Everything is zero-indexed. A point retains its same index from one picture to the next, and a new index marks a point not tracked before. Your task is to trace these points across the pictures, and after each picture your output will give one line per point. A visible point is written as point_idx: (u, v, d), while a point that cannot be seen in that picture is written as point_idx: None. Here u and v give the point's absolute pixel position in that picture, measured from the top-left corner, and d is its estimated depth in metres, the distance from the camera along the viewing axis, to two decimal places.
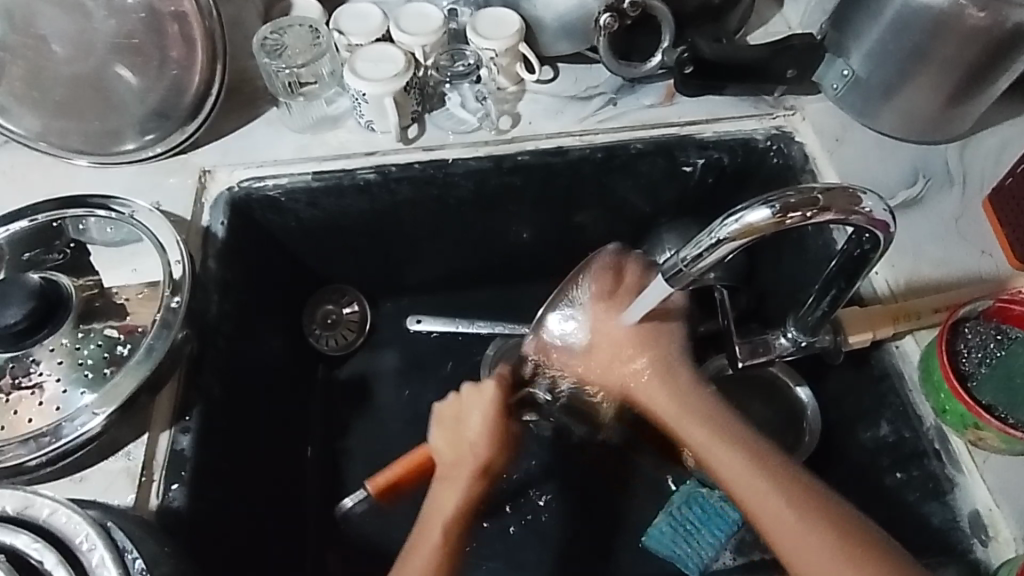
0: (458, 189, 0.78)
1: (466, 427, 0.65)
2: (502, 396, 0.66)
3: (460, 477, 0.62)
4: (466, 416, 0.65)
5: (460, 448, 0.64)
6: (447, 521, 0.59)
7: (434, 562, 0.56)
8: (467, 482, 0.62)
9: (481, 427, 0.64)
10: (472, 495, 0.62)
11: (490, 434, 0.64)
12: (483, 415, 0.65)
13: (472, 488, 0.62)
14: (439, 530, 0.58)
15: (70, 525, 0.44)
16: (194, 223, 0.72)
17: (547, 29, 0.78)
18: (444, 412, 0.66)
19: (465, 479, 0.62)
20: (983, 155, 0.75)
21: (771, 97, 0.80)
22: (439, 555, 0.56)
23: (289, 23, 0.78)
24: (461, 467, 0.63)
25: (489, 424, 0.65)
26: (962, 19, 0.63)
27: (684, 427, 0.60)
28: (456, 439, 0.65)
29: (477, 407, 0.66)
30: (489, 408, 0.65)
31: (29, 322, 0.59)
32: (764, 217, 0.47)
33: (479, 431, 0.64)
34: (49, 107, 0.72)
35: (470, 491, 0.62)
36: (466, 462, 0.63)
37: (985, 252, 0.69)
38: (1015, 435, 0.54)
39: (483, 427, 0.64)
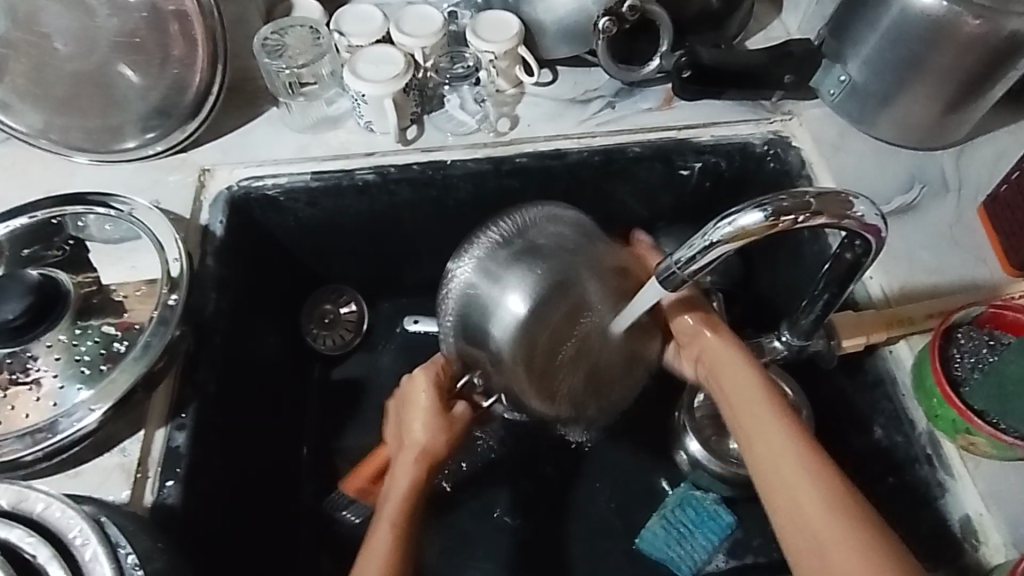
0: (456, 190, 0.78)
1: (410, 413, 0.65)
2: (436, 387, 0.64)
3: (407, 463, 0.62)
4: (407, 407, 0.65)
5: (406, 438, 0.64)
6: (396, 508, 0.59)
7: (388, 550, 0.56)
8: (411, 469, 0.62)
9: (421, 417, 0.63)
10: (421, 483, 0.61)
11: (435, 421, 0.63)
12: (421, 404, 0.64)
13: (420, 474, 0.62)
14: (389, 520, 0.58)
15: (64, 520, 0.44)
16: (193, 221, 0.72)
17: (547, 33, 0.78)
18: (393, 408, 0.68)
19: (409, 465, 0.62)
20: (979, 163, 0.75)
21: (769, 102, 0.80)
22: (392, 543, 0.56)
23: (291, 24, 0.79)
24: (407, 453, 0.63)
25: (429, 410, 0.64)
26: (958, 27, 0.63)
27: (740, 410, 0.53)
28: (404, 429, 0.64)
29: (416, 394, 0.64)
30: (428, 396, 0.64)
31: (26, 318, 0.59)
32: (757, 220, 0.47)
33: (418, 419, 0.64)
34: (50, 104, 0.73)
35: (417, 478, 0.61)
36: (411, 449, 0.63)
37: (980, 259, 0.69)
38: (1006, 440, 0.54)
39: (423, 414, 0.64)
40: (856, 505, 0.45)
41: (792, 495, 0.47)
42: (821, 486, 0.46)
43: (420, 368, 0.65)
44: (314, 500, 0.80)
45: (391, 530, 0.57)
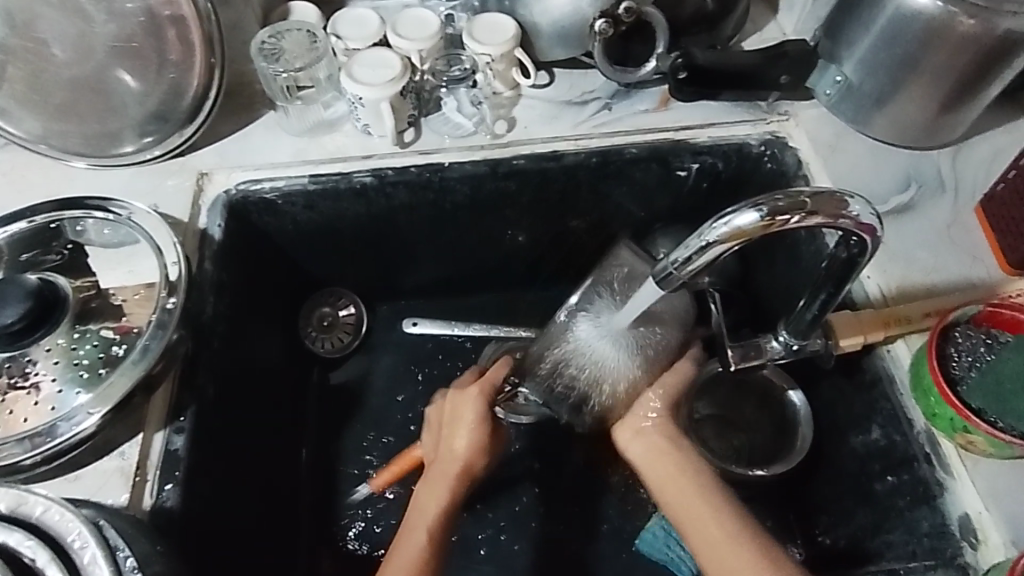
0: (454, 193, 0.79)
1: (452, 425, 0.65)
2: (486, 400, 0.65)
3: (444, 476, 0.63)
4: (449, 422, 0.65)
5: (444, 451, 0.64)
6: (433, 519, 0.60)
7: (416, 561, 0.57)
8: (450, 486, 0.62)
9: (465, 434, 0.64)
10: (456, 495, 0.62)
11: (476, 437, 0.64)
12: (468, 414, 0.64)
13: (456, 487, 0.62)
14: (423, 531, 0.59)
15: (63, 523, 0.44)
16: (191, 225, 0.72)
17: (543, 35, 0.78)
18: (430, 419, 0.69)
19: (446, 481, 0.63)
20: (975, 163, 0.75)
21: (765, 103, 0.81)
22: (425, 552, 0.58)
23: (287, 27, 0.79)
24: (443, 466, 0.64)
25: (478, 424, 0.64)
26: (953, 27, 0.63)
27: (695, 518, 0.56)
28: (443, 442, 0.65)
29: (463, 404, 0.65)
30: (479, 407, 0.64)
31: (25, 322, 0.59)
32: (753, 220, 0.47)
33: (462, 432, 0.64)
34: (48, 109, 0.73)
35: (453, 492, 0.62)
36: (449, 462, 0.64)
37: (977, 259, 0.69)
38: (1004, 439, 0.54)
39: (471, 427, 0.64)
40: (765, 545, 0.53)
41: (708, 544, 0.54)
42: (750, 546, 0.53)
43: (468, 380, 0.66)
44: (314, 502, 0.80)
45: (426, 539, 0.59)
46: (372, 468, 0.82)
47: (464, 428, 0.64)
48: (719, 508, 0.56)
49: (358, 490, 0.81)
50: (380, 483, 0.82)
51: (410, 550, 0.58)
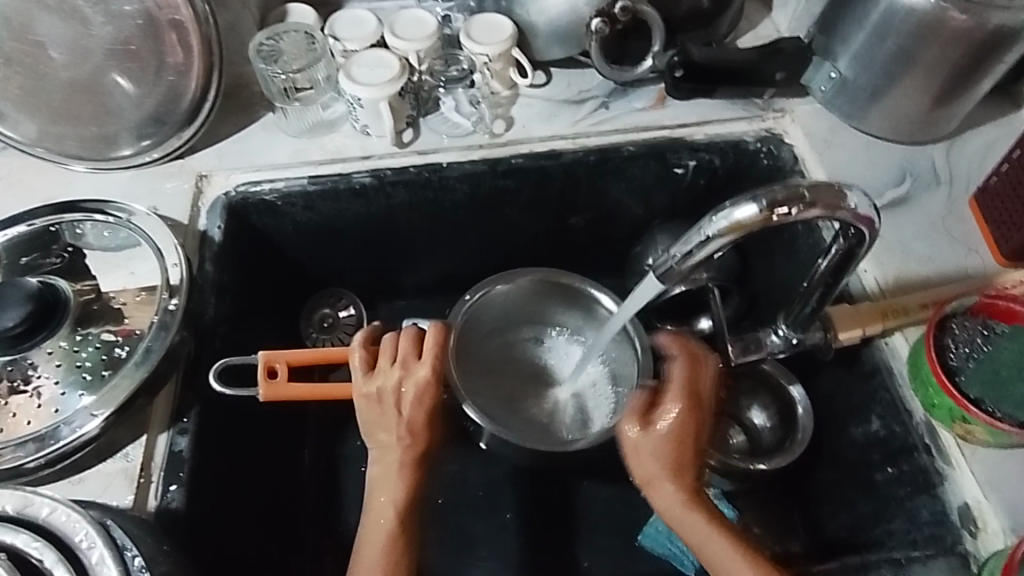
0: (453, 192, 0.79)
1: (397, 408, 0.61)
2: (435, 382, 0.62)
3: (390, 462, 0.60)
4: (393, 399, 0.61)
5: (389, 433, 0.60)
6: (398, 505, 0.58)
7: (385, 547, 0.56)
8: (408, 470, 0.59)
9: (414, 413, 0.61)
10: (411, 481, 0.59)
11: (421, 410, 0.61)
12: (410, 392, 0.61)
13: (410, 476, 0.59)
14: (389, 508, 0.58)
15: (69, 524, 0.44)
16: (191, 227, 0.72)
17: (540, 34, 0.79)
18: (362, 395, 0.61)
19: (402, 465, 0.59)
20: (969, 156, 0.76)
21: (761, 100, 0.81)
22: (393, 536, 0.56)
23: (285, 29, 0.79)
24: (392, 455, 0.60)
25: (423, 400, 0.61)
26: (945, 22, 0.64)
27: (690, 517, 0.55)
28: (390, 418, 0.61)
29: (407, 384, 0.61)
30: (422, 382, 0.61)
31: (25, 326, 0.59)
32: (753, 212, 0.47)
33: (409, 414, 0.61)
34: (46, 113, 0.73)
35: (408, 480, 0.59)
36: (394, 447, 0.60)
37: (972, 250, 0.70)
38: (1001, 429, 0.54)
39: (417, 406, 0.61)
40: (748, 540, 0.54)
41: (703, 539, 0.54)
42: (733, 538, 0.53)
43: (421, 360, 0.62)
44: (316, 501, 0.80)
45: (393, 522, 0.57)
46: None
47: (409, 409, 0.60)
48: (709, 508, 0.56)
49: (361, 490, 0.81)
50: None
51: (378, 534, 0.56)
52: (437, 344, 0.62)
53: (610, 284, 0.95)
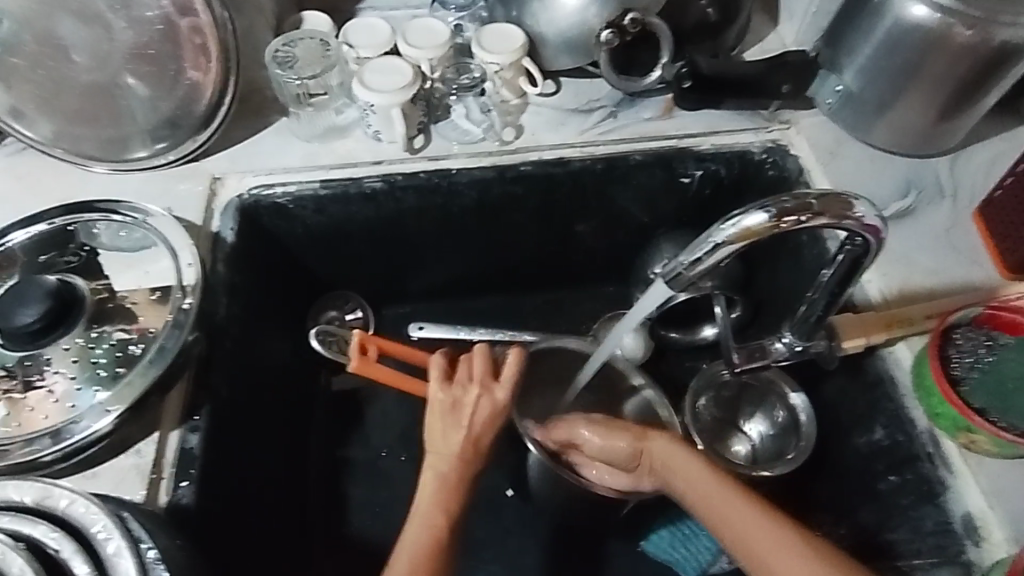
0: (462, 198, 0.80)
1: (467, 421, 0.63)
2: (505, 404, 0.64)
3: (444, 471, 0.60)
4: (463, 413, 0.63)
5: (444, 444, 0.61)
6: (445, 510, 0.57)
7: (428, 553, 0.54)
8: (459, 483, 0.60)
9: (479, 426, 0.62)
10: (459, 491, 0.59)
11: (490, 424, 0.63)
12: (483, 411, 0.63)
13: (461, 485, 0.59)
14: (431, 513, 0.57)
15: (87, 515, 0.44)
16: (205, 228, 0.74)
17: (550, 44, 0.80)
18: (435, 403, 0.64)
19: (456, 474, 0.60)
20: (973, 168, 0.77)
21: (767, 111, 0.82)
22: (436, 541, 0.55)
23: (300, 36, 0.81)
24: (444, 464, 0.60)
25: (489, 419, 0.63)
26: (951, 37, 0.66)
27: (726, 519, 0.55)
28: (457, 428, 0.62)
29: (484, 400, 0.64)
30: (496, 401, 0.64)
31: (42, 322, 0.60)
32: (761, 221, 0.48)
33: (478, 428, 0.62)
34: (64, 114, 0.74)
35: (457, 486, 0.59)
36: (450, 459, 0.60)
37: (975, 262, 0.70)
38: (1007, 438, 0.55)
39: (488, 426, 0.63)
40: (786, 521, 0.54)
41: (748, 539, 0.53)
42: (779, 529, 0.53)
43: (498, 383, 0.65)
44: (322, 502, 0.81)
45: (439, 529, 0.56)
46: (379, 471, 0.83)
47: (477, 422, 0.63)
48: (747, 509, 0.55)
49: (365, 492, 0.82)
50: (388, 486, 0.82)
51: (418, 538, 0.55)
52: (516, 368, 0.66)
53: (615, 290, 0.96)
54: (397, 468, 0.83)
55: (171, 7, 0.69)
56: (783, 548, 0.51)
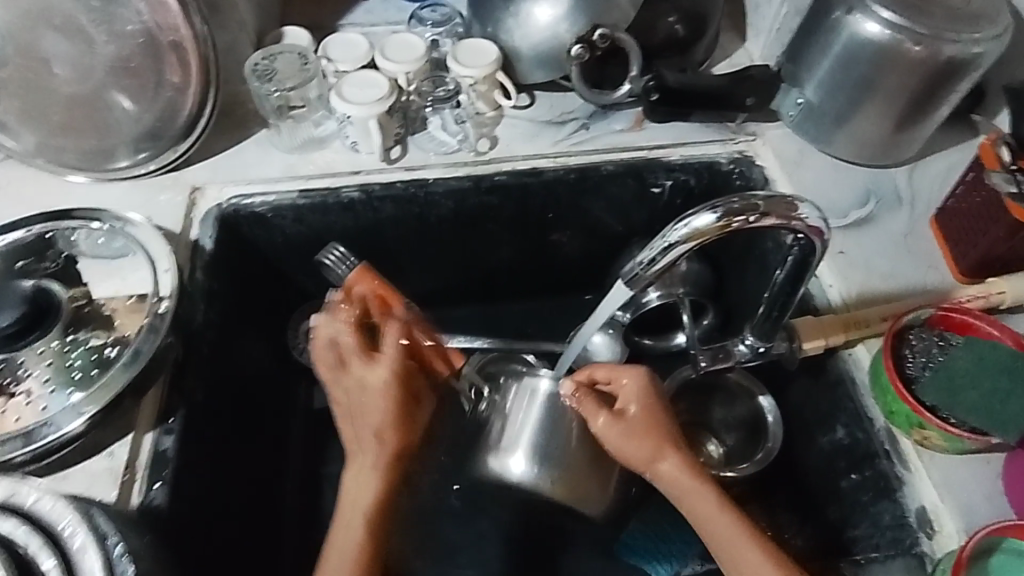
0: (438, 207, 0.82)
1: (359, 401, 0.63)
2: (391, 381, 0.63)
3: (366, 463, 0.61)
4: (360, 404, 0.63)
5: (358, 429, 0.63)
6: (366, 512, 0.59)
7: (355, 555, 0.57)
8: (382, 475, 0.61)
9: (382, 416, 0.63)
10: (387, 479, 0.61)
11: (388, 409, 0.63)
12: (370, 396, 0.63)
13: (386, 475, 0.61)
14: (359, 517, 0.58)
15: (54, 513, 0.45)
16: (184, 236, 0.75)
17: (524, 59, 0.83)
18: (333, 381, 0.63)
19: (377, 466, 0.61)
20: (931, 179, 0.80)
21: (733, 124, 0.85)
22: (365, 548, 0.57)
23: (280, 50, 0.83)
24: (367, 455, 0.62)
25: (383, 404, 0.63)
26: (902, 52, 0.69)
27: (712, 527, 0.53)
28: (360, 411, 0.63)
29: (356, 383, 0.63)
30: (383, 383, 0.63)
31: (18, 326, 0.61)
32: (710, 221, 0.51)
33: (368, 407, 0.63)
34: (46, 125, 0.76)
35: (385, 479, 0.61)
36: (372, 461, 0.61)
37: (933, 267, 0.73)
38: (955, 432, 0.58)
39: (387, 413, 0.63)
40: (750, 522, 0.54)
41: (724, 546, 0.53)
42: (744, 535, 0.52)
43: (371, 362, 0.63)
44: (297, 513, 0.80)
45: (362, 528, 0.58)
46: None
47: (377, 414, 0.63)
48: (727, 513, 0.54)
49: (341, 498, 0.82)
50: None
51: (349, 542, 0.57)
52: (398, 355, 0.64)
53: (591, 298, 0.98)
54: None
55: (152, 23, 0.71)
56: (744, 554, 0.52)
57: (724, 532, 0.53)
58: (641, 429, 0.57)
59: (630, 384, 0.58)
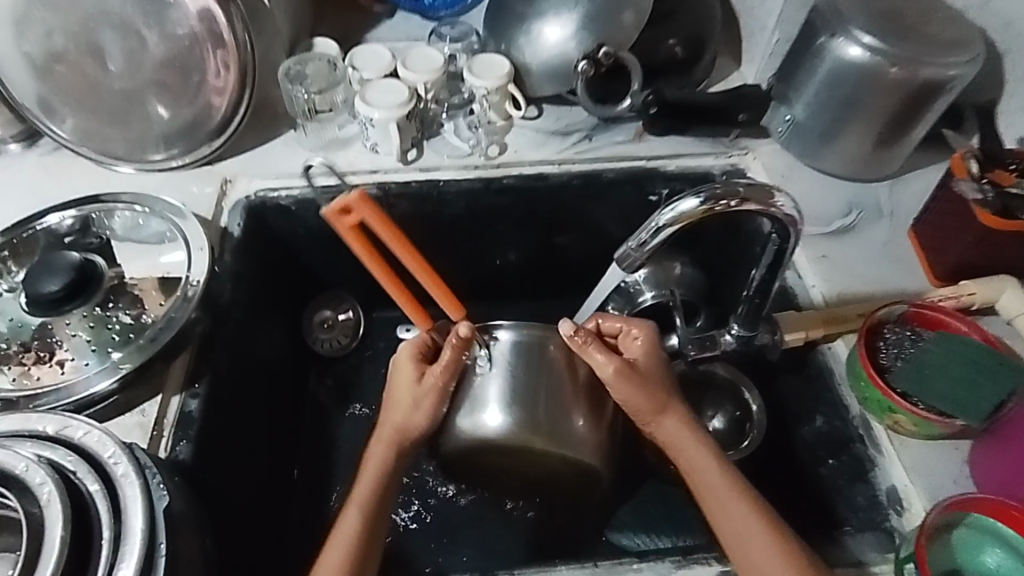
0: (450, 206, 0.89)
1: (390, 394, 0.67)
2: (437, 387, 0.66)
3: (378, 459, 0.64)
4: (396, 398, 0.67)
5: (389, 410, 0.66)
6: (365, 501, 0.61)
7: (359, 533, 0.59)
8: (376, 475, 0.63)
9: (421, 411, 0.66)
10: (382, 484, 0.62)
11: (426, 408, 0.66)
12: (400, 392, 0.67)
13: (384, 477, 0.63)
14: (359, 505, 0.60)
15: (102, 444, 0.51)
16: (214, 223, 0.81)
17: (534, 73, 0.90)
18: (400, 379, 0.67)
19: (380, 466, 0.63)
20: (910, 194, 0.86)
21: (727, 139, 0.92)
22: (365, 532, 0.59)
23: (311, 56, 0.91)
24: (377, 451, 0.64)
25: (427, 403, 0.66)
26: (881, 73, 0.76)
27: (719, 502, 0.59)
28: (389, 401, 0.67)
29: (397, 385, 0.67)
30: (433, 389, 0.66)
31: (64, 291, 0.67)
32: (694, 205, 0.57)
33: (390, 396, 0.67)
34: (96, 118, 0.83)
35: (380, 476, 0.62)
36: (379, 447, 0.64)
37: (910, 272, 0.78)
38: (923, 415, 0.62)
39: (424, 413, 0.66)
40: (759, 511, 0.58)
41: (730, 520, 0.58)
42: (749, 518, 0.57)
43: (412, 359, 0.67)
44: (304, 488, 0.85)
45: (364, 510, 0.60)
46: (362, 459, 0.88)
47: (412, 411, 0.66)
48: (733, 491, 0.59)
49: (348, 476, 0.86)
50: None
51: (353, 516, 0.60)
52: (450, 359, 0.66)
53: None
54: None
55: (199, 29, 0.78)
56: (741, 531, 0.57)
57: (727, 507, 0.58)
58: (644, 390, 0.63)
59: (639, 340, 0.65)
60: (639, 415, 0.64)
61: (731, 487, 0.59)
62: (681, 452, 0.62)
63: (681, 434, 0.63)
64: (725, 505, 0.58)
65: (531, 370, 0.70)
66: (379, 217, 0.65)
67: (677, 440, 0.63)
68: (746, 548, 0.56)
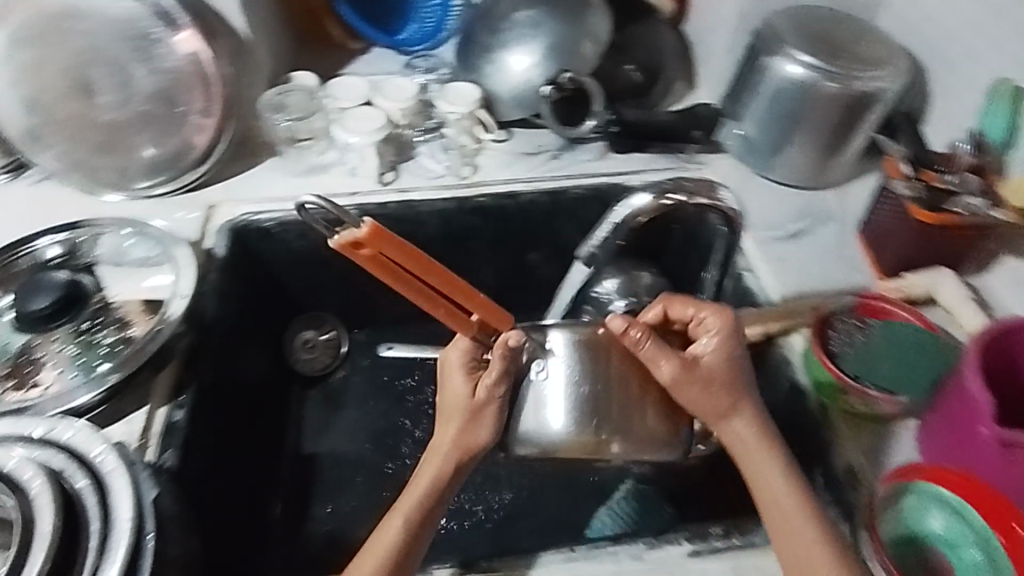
0: (426, 226, 0.93)
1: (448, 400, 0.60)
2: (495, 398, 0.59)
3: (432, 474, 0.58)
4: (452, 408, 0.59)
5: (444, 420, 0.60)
6: (407, 520, 0.57)
7: (398, 551, 0.56)
8: (424, 491, 0.58)
9: (486, 424, 0.59)
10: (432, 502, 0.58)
11: (485, 420, 0.59)
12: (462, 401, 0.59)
13: (438, 495, 0.58)
14: (399, 520, 0.57)
15: (89, 442, 0.53)
16: (199, 245, 0.85)
17: (503, 99, 0.96)
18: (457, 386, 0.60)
19: (429, 483, 0.58)
20: (858, 200, 0.92)
21: (686, 154, 0.98)
22: (402, 552, 0.56)
23: (292, 87, 0.96)
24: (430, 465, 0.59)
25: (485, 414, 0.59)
26: (819, 87, 0.83)
27: (786, 520, 0.55)
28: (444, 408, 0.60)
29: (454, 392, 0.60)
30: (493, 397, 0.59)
31: (53, 307, 0.70)
32: (646, 199, 0.63)
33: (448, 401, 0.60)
34: (85, 149, 0.86)
35: (433, 495, 0.58)
36: (433, 461, 0.59)
37: (857, 270, 0.84)
38: (870, 396, 0.66)
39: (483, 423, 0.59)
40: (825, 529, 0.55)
41: (795, 540, 0.55)
42: (816, 539, 0.54)
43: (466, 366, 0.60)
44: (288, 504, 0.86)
45: (404, 530, 0.57)
46: (345, 474, 0.89)
47: (471, 424, 0.59)
48: (799, 508, 0.56)
49: (330, 491, 0.88)
50: (352, 486, 0.88)
51: (392, 535, 0.56)
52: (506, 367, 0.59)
53: None
54: (361, 473, 0.89)
55: (185, 63, 0.83)
56: (808, 550, 0.54)
57: (791, 525, 0.55)
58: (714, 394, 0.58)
59: (714, 333, 0.59)
60: (702, 418, 0.59)
61: (799, 501, 0.56)
62: (749, 464, 0.58)
63: (751, 444, 0.58)
64: (791, 523, 0.55)
65: (598, 369, 0.62)
66: (399, 247, 0.52)
67: (748, 453, 0.58)
68: (813, 562, 0.54)
